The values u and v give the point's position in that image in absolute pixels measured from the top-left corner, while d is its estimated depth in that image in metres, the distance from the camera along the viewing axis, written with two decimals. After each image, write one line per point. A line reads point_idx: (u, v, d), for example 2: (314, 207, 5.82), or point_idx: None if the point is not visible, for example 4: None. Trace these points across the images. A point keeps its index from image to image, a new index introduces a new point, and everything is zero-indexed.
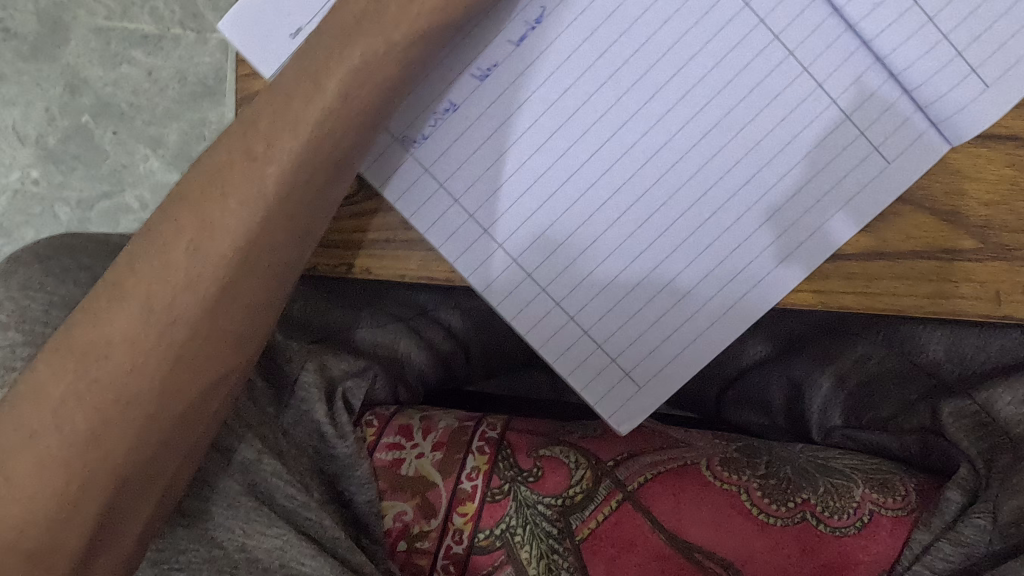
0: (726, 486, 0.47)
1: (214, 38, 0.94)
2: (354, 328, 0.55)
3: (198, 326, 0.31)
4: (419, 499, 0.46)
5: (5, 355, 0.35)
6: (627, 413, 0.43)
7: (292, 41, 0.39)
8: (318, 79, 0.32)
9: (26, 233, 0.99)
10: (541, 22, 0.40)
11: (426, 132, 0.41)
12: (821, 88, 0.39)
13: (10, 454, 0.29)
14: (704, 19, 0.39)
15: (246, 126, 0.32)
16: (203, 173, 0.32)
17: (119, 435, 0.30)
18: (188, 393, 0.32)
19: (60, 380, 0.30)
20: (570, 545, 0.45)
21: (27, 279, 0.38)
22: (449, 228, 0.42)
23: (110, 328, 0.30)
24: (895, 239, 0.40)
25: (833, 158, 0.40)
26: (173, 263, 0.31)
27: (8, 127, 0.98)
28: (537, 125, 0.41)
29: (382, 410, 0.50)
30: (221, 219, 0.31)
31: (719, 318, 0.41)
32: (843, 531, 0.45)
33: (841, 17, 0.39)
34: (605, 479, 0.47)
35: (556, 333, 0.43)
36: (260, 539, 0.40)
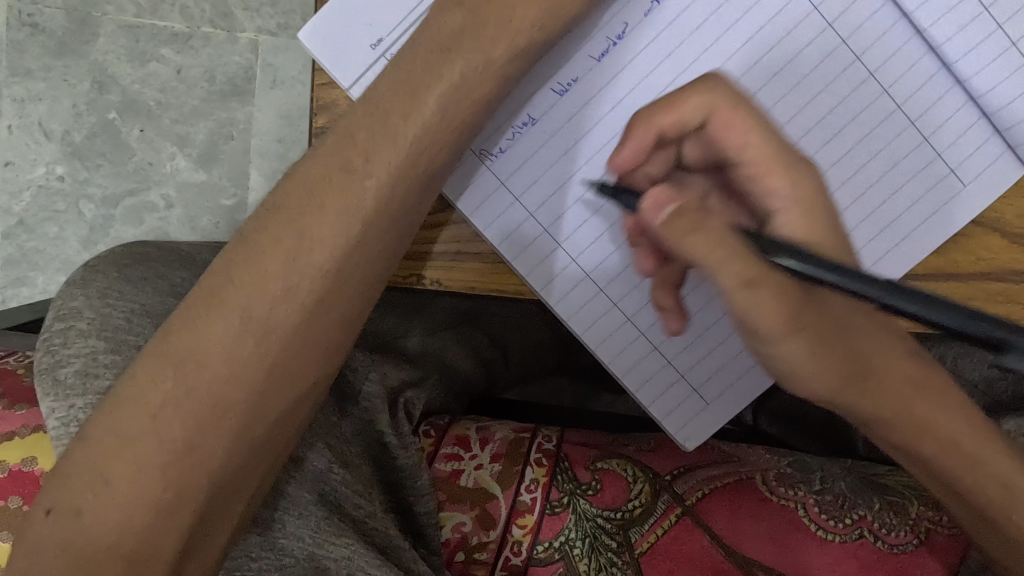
0: (784, 501, 0.47)
1: (245, 37, 0.90)
2: (411, 337, 0.55)
3: (292, 337, 0.33)
4: (478, 510, 0.46)
5: (89, 362, 0.38)
6: (693, 430, 0.44)
7: (372, 50, 0.40)
8: (419, 93, 0.34)
9: (49, 230, 0.92)
10: (623, 38, 0.41)
11: (504, 145, 0.42)
12: (900, 110, 0.41)
13: (111, 457, 0.32)
14: (786, 39, 0.40)
15: (342, 138, 0.34)
16: (299, 184, 0.33)
17: (214, 442, 0.32)
18: (279, 403, 0.33)
19: (158, 387, 0.32)
20: (628, 559, 0.44)
21: (105, 287, 0.41)
22: (524, 241, 0.42)
23: (206, 337, 0.32)
24: (964, 261, 0.41)
25: (909, 179, 0.41)
26: (272, 275, 0.32)
27: (32, 122, 0.91)
28: (616, 140, 0.41)
29: (438, 420, 0.51)
30: (320, 230, 0.33)
31: None
32: (901, 548, 0.45)
33: (922, 39, 0.40)
34: (663, 494, 0.47)
35: (625, 349, 0.43)
36: (328, 548, 0.39)
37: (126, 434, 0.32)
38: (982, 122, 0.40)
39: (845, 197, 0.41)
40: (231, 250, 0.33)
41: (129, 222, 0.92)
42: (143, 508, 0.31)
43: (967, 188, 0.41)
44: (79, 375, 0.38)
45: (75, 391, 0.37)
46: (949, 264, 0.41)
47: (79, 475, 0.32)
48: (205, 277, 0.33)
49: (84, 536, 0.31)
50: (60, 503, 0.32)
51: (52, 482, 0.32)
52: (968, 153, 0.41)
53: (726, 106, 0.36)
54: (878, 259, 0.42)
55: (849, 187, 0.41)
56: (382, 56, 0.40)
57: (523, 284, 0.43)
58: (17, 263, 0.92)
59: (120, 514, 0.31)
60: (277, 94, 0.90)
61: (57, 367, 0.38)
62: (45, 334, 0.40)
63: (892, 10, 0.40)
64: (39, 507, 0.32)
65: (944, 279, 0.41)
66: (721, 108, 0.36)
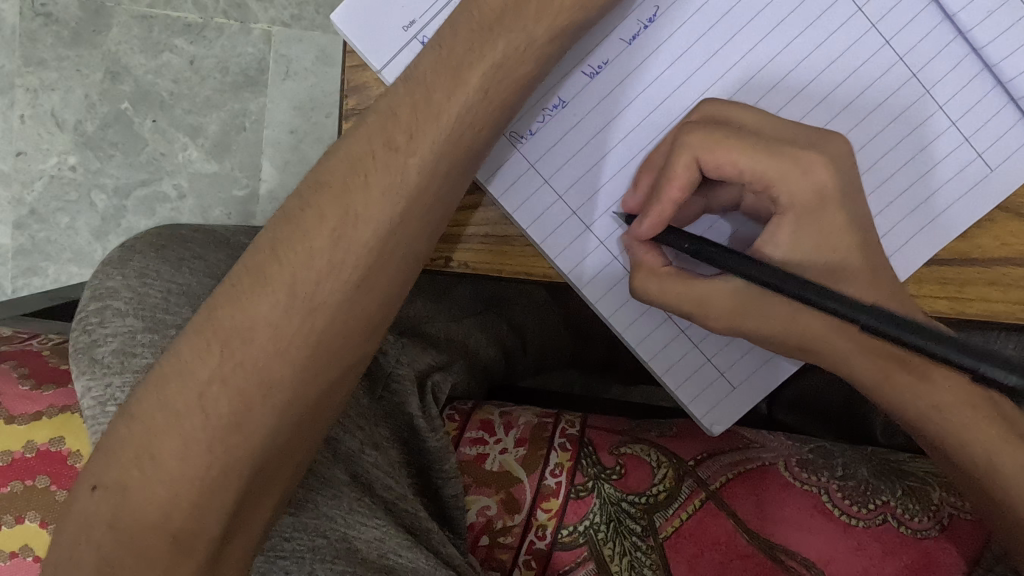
0: (806, 486, 0.47)
1: (258, 28, 0.90)
2: (435, 321, 0.55)
3: (335, 314, 0.34)
4: (503, 494, 0.46)
5: (127, 340, 0.39)
6: (719, 415, 0.44)
7: (405, 33, 0.41)
8: (460, 73, 0.35)
9: (62, 220, 0.92)
10: (654, 21, 0.41)
11: (534, 128, 0.42)
12: (928, 95, 0.41)
13: (161, 431, 0.33)
14: (817, 22, 0.41)
15: (385, 116, 0.35)
16: (344, 163, 0.34)
17: (261, 417, 0.33)
18: (322, 381, 0.34)
19: (206, 362, 0.33)
20: (653, 543, 0.45)
21: (143, 267, 0.43)
22: (553, 223, 0.43)
23: (254, 313, 0.33)
24: (990, 246, 0.41)
25: (937, 163, 0.41)
26: (318, 252, 0.33)
27: (45, 112, 0.90)
28: (645, 124, 0.42)
29: (462, 405, 0.51)
30: (365, 207, 0.34)
31: None
32: (924, 533, 0.46)
33: (952, 24, 0.40)
34: (687, 479, 0.47)
35: (653, 331, 0.44)
36: (360, 530, 0.40)
37: (174, 410, 0.33)
38: (1011, 107, 0.40)
39: (873, 180, 0.41)
40: (275, 227, 0.34)
41: (142, 213, 0.91)
42: (189, 484, 0.32)
43: (994, 173, 0.41)
44: (116, 354, 0.39)
45: (113, 369, 0.38)
46: (972, 248, 0.41)
47: (124, 451, 0.33)
48: (249, 255, 0.34)
49: (131, 511, 0.32)
50: (107, 478, 0.32)
51: (96, 458, 0.33)
52: (997, 138, 0.41)
53: (715, 140, 0.38)
54: (908, 240, 0.42)
55: (877, 170, 0.41)
56: (415, 38, 0.41)
57: (551, 267, 0.44)
58: (29, 253, 0.92)
59: (166, 490, 0.32)
60: (289, 86, 0.90)
61: (93, 347, 0.40)
62: (81, 314, 0.41)
63: None
64: (85, 483, 0.33)
65: (967, 263, 0.41)
66: (705, 144, 0.38)
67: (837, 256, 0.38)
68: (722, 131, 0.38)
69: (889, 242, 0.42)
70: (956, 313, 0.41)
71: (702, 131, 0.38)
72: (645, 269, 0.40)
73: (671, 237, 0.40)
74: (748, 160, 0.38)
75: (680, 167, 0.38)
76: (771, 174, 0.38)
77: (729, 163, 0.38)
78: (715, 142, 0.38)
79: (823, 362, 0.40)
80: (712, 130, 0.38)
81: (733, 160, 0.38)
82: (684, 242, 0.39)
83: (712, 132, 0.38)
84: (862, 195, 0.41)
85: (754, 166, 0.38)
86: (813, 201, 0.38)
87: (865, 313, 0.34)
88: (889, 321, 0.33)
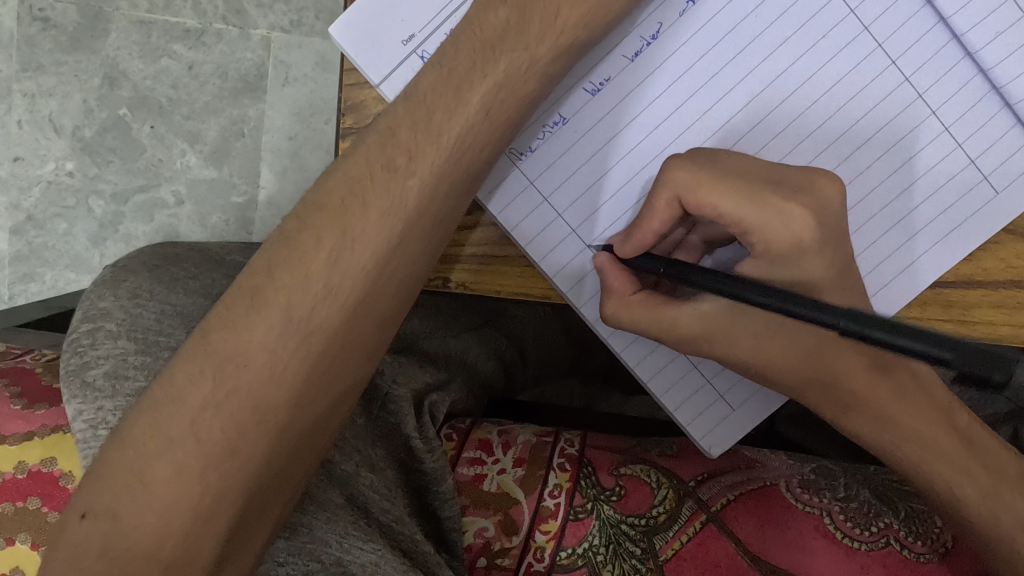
0: (809, 508, 0.46)
1: (257, 34, 0.89)
2: (434, 337, 0.55)
3: (331, 339, 0.33)
4: (501, 516, 0.45)
5: (119, 363, 0.39)
6: (718, 436, 0.44)
7: (404, 47, 0.40)
8: (461, 93, 0.34)
9: (59, 226, 0.91)
10: (657, 38, 0.40)
11: (534, 145, 0.41)
12: (934, 116, 0.40)
13: (153, 458, 0.32)
14: (822, 41, 0.40)
15: (385, 137, 0.34)
16: (342, 184, 0.34)
17: (255, 444, 0.32)
18: (318, 406, 0.34)
19: (200, 387, 0.32)
20: (653, 566, 0.43)
21: (136, 287, 0.43)
22: (552, 242, 0.42)
23: (248, 338, 0.32)
24: (995, 268, 0.41)
25: (942, 184, 0.41)
26: (315, 274, 0.33)
27: (43, 117, 0.90)
28: (646, 142, 0.41)
29: (460, 424, 0.50)
30: (363, 230, 0.33)
31: None
32: (927, 557, 0.45)
33: (960, 44, 0.40)
34: (688, 500, 0.46)
35: (653, 353, 0.43)
36: (356, 553, 0.39)
37: (166, 436, 0.32)
38: (1018, 130, 0.40)
39: (876, 201, 0.41)
40: (272, 249, 0.33)
41: (140, 219, 0.91)
42: (182, 512, 0.32)
43: (999, 196, 0.40)
44: (108, 376, 0.39)
45: (103, 393, 0.38)
46: (978, 271, 0.41)
47: (115, 478, 0.32)
48: (244, 278, 0.33)
49: (122, 539, 0.32)
50: (97, 506, 0.32)
51: (86, 485, 0.32)
52: (1003, 160, 0.40)
53: (698, 183, 0.37)
54: (912, 262, 0.41)
55: (880, 190, 0.41)
56: (414, 53, 0.40)
57: (550, 287, 0.43)
58: (26, 259, 0.91)
59: (158, 518, 0.32)
60: (289, 92, 0.89)
61: (85, 369, 0.39)
62: (74, 335, 0.41)
63: (929, 15, 0.40)
64: (74, 510, 0.32)
65: (972, 286, 0.41)
66: (688, 185, 0.37)
67: (840, 279, 0.38)
68: (706, 173, 0.37)
69: (892, 264, 0.41)
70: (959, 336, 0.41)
71: (686, 171, 0.37)
72: (615, 296, 0.40)
73: (647, 260, 0.39)
74: (731, 204, 0.37)
75: (660, 204, 0.38)
76: (765, 213, 0.37)
77: (711, 205, 0.37)
78: (698, 184, 0.37)
79: (827, 386, 0.40)
80: (697, 171, 0.37)
81: (715, 203, 0.37)
82: (660, 265, 0.38)
83: (696, 173, 0.37)
84: (865, 215, 0.41)
85: (735, 209, 0.37)
86: (789, 250, 0.37)
87: (830, 312, 0.32)
88: (855, 318, 0.31)
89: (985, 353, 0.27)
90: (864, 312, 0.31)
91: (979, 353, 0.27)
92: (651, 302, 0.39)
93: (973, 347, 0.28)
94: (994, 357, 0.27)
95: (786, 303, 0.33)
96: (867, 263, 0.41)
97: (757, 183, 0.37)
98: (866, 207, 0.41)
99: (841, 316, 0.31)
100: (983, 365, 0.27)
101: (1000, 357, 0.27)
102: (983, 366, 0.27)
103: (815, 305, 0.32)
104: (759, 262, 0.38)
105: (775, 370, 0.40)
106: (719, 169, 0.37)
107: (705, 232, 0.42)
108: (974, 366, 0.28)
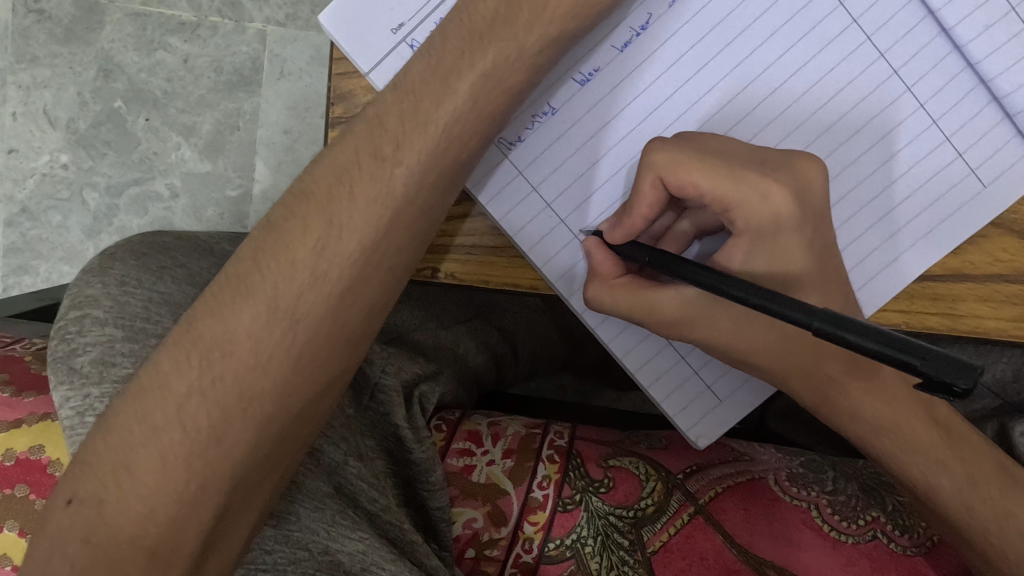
0: (797, 501, 0.46)
1: (252, 27, 0.89)
2: (424, 329, 0.54)
3: (318, 327, 0.33)
4: (490, 507, 0.45)
5: (106, 350, 0.39)
6: (706, 426, 0.44)
7: (393, 36, 0.40)
8: (450, 82, 0.35)
9: (53, 218, 0.91)
10: (647, 29, 0.40)
11: (523, 135, 0.42)
12: (923, 109, 0.40)
13: (137, 445, 0.32)
14: (811, 33, 0.40)
15: (373, 125, 0.34)
16: (329, 173, 0.34)
17: (241, 431, 0.32)
18: (303, 395, 0.34)
19: (185, 374, 0.32)
20: (640, 557, 0.43)
21: (123, 274, 0.42)
22: (540, 232, 0.42)
23: (234, 325, 0.32)
24: (982, 262, 0.41)
25: (931, 177, 0.41)
26: (301, 263, 0.33)
27: (37, 109, 0.89)
28: (635, 132, 0.41)
29: (449, 415, 0.50)
30: (350, 218, 0.33)
31: None
32: (913, 551, 0.45)
33: (948, 37, 0.40)
34: (676, 493, 0.46)
35: (640, 344, 0.43)
36: (343, 542, 0.39)
37: (151, 423, 0.32)
38: (1006, 123, 0.40)
39: (863, 194, 0.41)
40: (259, 236, 0.33)
41: (134, 212, 0.90)
42: (166, 499, 0.32)
43: (987, 190, 0.40)
44: (96, 363, 0.39)
45: (91, 379, 0.38)
46: (965, 264, 0.41)
47: (101, 464, 0.32)
48: (230, 266, 0.33)
49: (107, 526, 0.32)
50: (82, 492, 0.32)
51: (73, 471, 0.33)
52: (990, 154, 0.40)
53: (679, 162, 0.37)
54: (900, 254, 0.41)
55: (868, 183, 0.41)
56: (404, 42, 0.40)
57: (539, 278, 0.43)
58: (20, 252, 0.91)
59: (143, 505, 0.32)
60: (284, 85, 0.89)
61: (72, 355, 0.39)
62: (60, 322, 0.41)
63: (918, 8, 0.40)
64: (61, 496, 0.32)
65: (959, 279, 0.41)
66: (668, 165, 0.37)
67: (825, 272, 0.38)
68: (686, 152, 0.37)
69: (878, 256, 0.41)
70: (947, 330, 0.41)
71: (666, 150, 0.37)
72: (600, 278, 0.40)
73: (632, 248, 0.39)
74: (710, 181, 0.37)
75: (644, 186, 0.38)
76: (741, 190, 0.37)
77: (690, 184, 0.37)
78: (679, 164, 0.37)
79: (813, 378, 0.40)
80: (678, 151, 0.37)
81: (695, 181, 0.37)
82: (643, 254, 0.38)
83: (675, 153, 0.37)
84: (853, 207, 0.41)
85: (715, 187, 0.37)
86: (768, 226, 0.38)
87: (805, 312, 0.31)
88: (829, 318, 0.30)
89: (952, 360, 0.27)
90: (839, 313, 0.30)
91: (948, 360, 0.27)
92: (634, 286, 0.39)
93: (942, 355, 0.27)
94: (962, 365, 0.26)
95: (764, 300, 0.32)
96: (855, 255, 0.41)
97: (737, 164, 0.37)
98: (854, 199, 0.41)
99: (816, 316, 0.30)
100: (950, 372, 0.27)
101: (967, 365, 0.27)
102: (951, 374, 0.27)
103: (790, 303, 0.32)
104: (746, 251, 0.38)
105: (760, 360, 0.40)
106: (697, 148, 0.37)
107: (693, 221, 0.42)
108: (944, 373, 0.27)
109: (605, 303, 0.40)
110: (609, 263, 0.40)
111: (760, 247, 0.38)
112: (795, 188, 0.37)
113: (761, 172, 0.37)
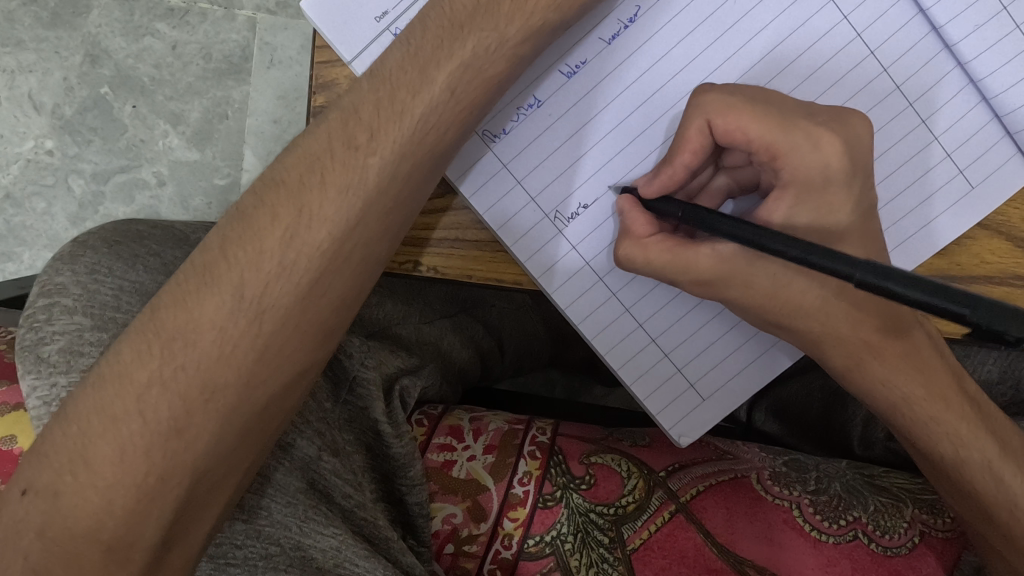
0: (779, 501, 0.46)
1: (242, 15, 0.88)
2: (404, 323, 0.54)
3: (285, 318, 0.33)
4: (469, 502, 0.44)
5: (75, 339, 0.39)
6: (689, 424, 0.43)
7: (376, 24, 0.40)
8: (428, 72, 0.34)
9: (37, 205, 0.89)
10: (635, 21, 0.40)
11: (508, 127, 0.41)
12: (912, 107, 0.40)
13: (95, 436, 0.31)
14: (801, 29, 0.40)
15: (348, 114, 0.33)
16: (301, 162, 0.33)
17: (202, 423, 0.32)
18: (270, 387, 0.33)
19: (145, 364, 0.31)
20: (620, 554, 0.43)
21: (95, 263, 0.42)
22: (525, 225, 0.42)
23: (197, 315, 0.32)
24: (968, 263, 0.41)
25: (918, 176, 0.40)
26: (269, 253, 0.32)
27: (22, 95, 0.88)
28: (622, 126, 0.41)
29: (431, 410, 0.50)
30: (321, 208, 0.33)
31: (769, 347, 0.43)
32: (895, 551, 0.44)
33: (938, 36, 0.39)
34: (657, 490, 0.45)
35: (624, 340, 0.43)
36: (315, 538, 0.39)
37: (110, 414, 0.31)
38: (995, 123, 0.40)
39: None
40: (228, 224, 0.33)
41: (119, 200, 0.89)
42: (124, 492, 0.31)
43: (974, 190, 0.40)
44: (64, 352, 0.38)
45: (58, 368, 0.38)
46: (951, 266, 0.41)
47: (58, 455, 0.31)
48: (197, 256, 0.33)
49: (63, 518, 0.31)
50: (38, 483, 0.31)
51: (30, 460, 0.32)
52: (978, 156, 0.40)
53: (730, 107, 0.36)
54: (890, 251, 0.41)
55: None
56: (387, 30, 0.40)
57: (522, 273, 0.43)
58: (3, 239, 0.89)
59: (100, 496, 0.31)
60: (274, 74, 0.88)
61: (40, 344, 0.39)
62: (30, 310, 0.40)
63: (909, 6, 0.39)
64: (16, 487, 0.32)
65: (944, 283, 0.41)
66: (718, 110, 0.37)
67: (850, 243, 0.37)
68: (738, 99, 0.37)
69: None
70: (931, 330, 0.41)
71: (717, 93, 0.37)
72: (634, 236, 0.39)
73: (667, 203, 0.38)
74: (760, 128, 0.36)
75: (691, 132, 0.37)
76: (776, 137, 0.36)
77: (739, 129, 0.36)
78: (730, 108, 0.36)
79: None
80: (730, 96, 0.37)
81: (743, 127, 0.36)
82: (677, 208, 0.38)
83: (728, 98, 0.37)
84: None
85: (764, 135, 0.36)
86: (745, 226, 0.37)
87: (845, 262, 0.32)
88: (874, 270, 0.31)
89: (1003, 312, 0.28)
90: (880, 263, 0.31)
91: (1000, 311, 0.28)
92: (669, 242, 0.38)
93: (988, 303, 0.29)
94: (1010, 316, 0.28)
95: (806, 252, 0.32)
96: None
97: (788, 112, 0.36)
98: None
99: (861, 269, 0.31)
100: (999, 321, 0.28)
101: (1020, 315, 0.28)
102: (1001, 323, 0.28)
103: (829, 254, 0.32)
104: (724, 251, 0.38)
105: None
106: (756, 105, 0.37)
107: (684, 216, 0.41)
108: (992, 322, 0.28)
109: (635, 265, 0.39)
110: (643, 220, 0.38)
111: (769, 219, 0.37)
112: (857, 139, 0.36)
113: (800, 125, 0.36)
